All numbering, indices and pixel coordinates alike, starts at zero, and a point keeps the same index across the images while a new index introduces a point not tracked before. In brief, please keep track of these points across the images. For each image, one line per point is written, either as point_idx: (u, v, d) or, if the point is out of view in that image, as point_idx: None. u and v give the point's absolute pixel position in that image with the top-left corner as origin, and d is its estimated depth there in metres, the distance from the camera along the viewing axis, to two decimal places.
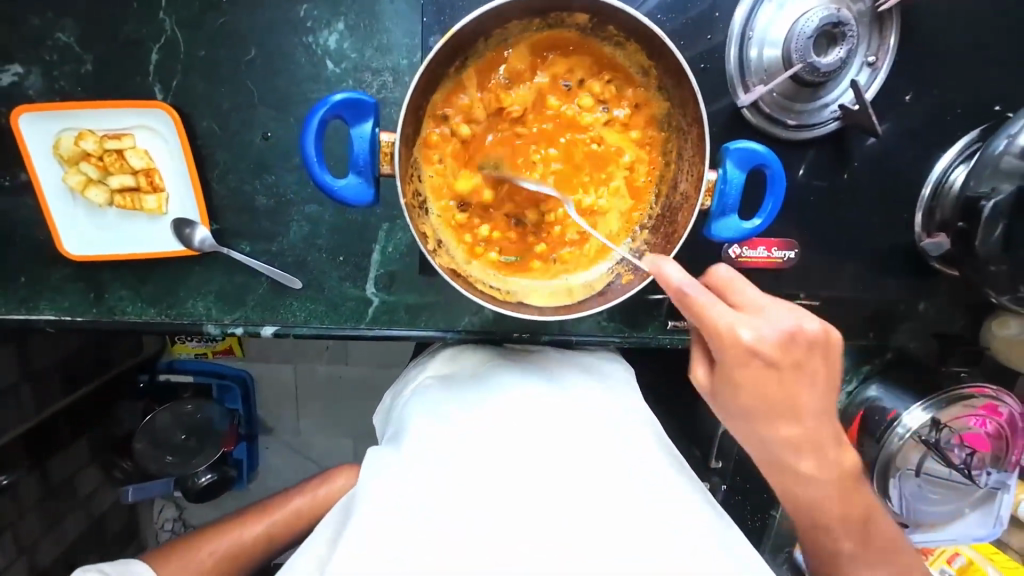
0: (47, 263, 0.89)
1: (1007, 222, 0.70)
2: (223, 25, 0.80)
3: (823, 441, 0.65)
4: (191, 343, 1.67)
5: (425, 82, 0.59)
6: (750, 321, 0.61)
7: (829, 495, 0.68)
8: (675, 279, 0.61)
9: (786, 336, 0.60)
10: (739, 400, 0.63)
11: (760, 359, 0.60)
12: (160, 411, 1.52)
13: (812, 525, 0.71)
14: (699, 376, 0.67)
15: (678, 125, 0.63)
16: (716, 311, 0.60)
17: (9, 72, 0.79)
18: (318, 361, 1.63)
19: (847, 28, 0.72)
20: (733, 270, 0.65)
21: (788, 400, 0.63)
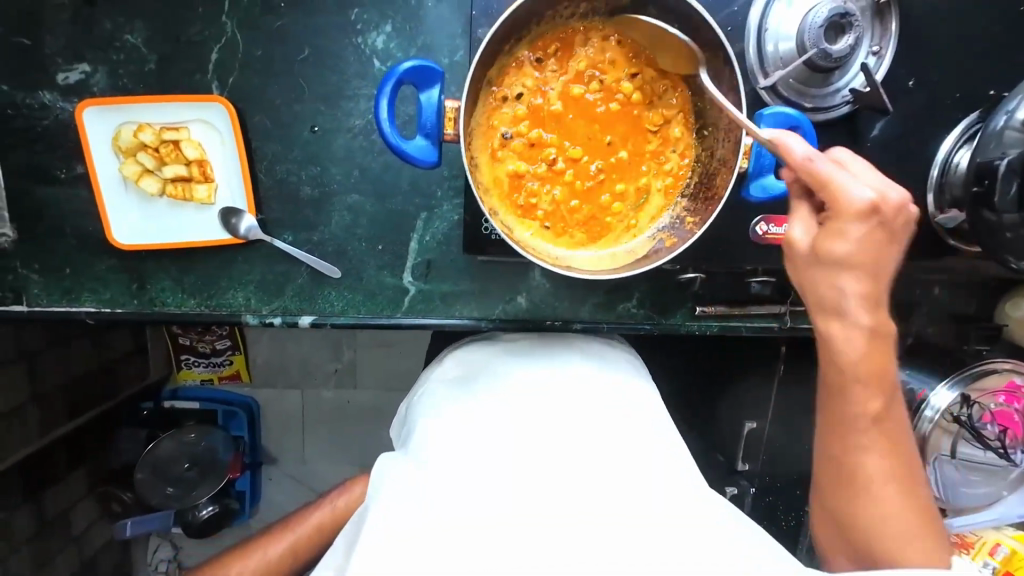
0: (94, 255, 0.91)
1: (1021, 179, 0.73)
2: (280, 27, 0.87)
3: (882, 300, 0.66)
4: (196, 368, 1.66)
5: (486, 58, 0.64)
6: (867, 183, 0.61)
7: (872, 360, 0.67)
8: (800, 150, 0.62)
9: (901, 204, 0.61)
10: (837, 254, 0.62)
11: (876, 221, 0.61)
12: (164, 440, 1.56)
13: (856, 403, 0.68)
14: (797, 236, 0.66)
15: (713, 97, 0.69)
16: (840, 176, 0.61)
17: (77, 71, 0.85)
18: (325, 386, 1.69)
19: (853, 19, 0.80)
20: (852, 153, 0.65)
21: (877, 260, 0.63)
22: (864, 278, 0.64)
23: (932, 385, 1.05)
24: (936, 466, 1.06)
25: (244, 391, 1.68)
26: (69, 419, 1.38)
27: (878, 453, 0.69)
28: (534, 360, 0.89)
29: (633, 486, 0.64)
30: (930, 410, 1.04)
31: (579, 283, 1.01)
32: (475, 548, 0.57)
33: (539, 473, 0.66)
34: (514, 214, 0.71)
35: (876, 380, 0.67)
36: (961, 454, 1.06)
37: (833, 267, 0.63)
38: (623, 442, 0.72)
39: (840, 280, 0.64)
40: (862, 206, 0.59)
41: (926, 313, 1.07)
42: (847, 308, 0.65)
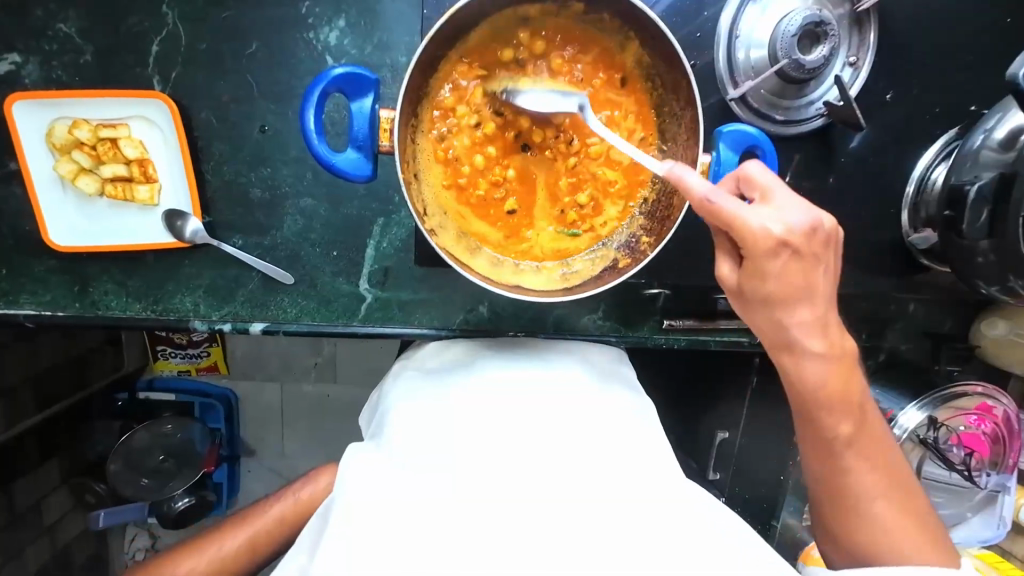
0: (32, 256, 0.87)
1: (992, 207, 0.70)
2: (225, 19, 0.82)
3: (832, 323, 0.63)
4: (173, 359, 1.61)
5: (425, 62, 0.60)
6: (773, 213, 0.57)
7: (831, 379, 0.65)
8: (699, 189, 0.56)
9: (810, 226, 0.56)
10: (767, 294, 0.60)
11: (788, 253, 0.57)
12: (138, 429, 1.54)
13: (822, 423, 0.67)
14: (727, 273, 0.64)
15: (673, 110, 0.65)
16: (742, 210, 0.56)
17: (7, 61, 0.80)
18: (305, 380, 1.66)
19: (829, 27, 0.75)
20: (756, 168, 0.60)
21: (805, 286, 0.59)
22: (794, 307, 0.61)
23: (901, 405, 1.04)
24: None
25: (222, 382, 1.66)
26: (36, 411, 1.37)
27: (868, 473, 0.67)
28: (509, 358, 0.87)
29: (623, 484, 0.64)
30: (899, 430, 1.02)
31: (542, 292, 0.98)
32: (453, 537, 0.56)
33: (523, 470, 0.65)
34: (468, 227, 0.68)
35: (845, 395, 0.66)
36: (926, 475, 1.05)
37: (763, 305, 0.62)
38: (610, 445, 0.71)
39: (771, 314, 0.62)
40: (772, 241, 0.56)
41: (901, 329, 1.09)
42: (792, 345, 0.64)
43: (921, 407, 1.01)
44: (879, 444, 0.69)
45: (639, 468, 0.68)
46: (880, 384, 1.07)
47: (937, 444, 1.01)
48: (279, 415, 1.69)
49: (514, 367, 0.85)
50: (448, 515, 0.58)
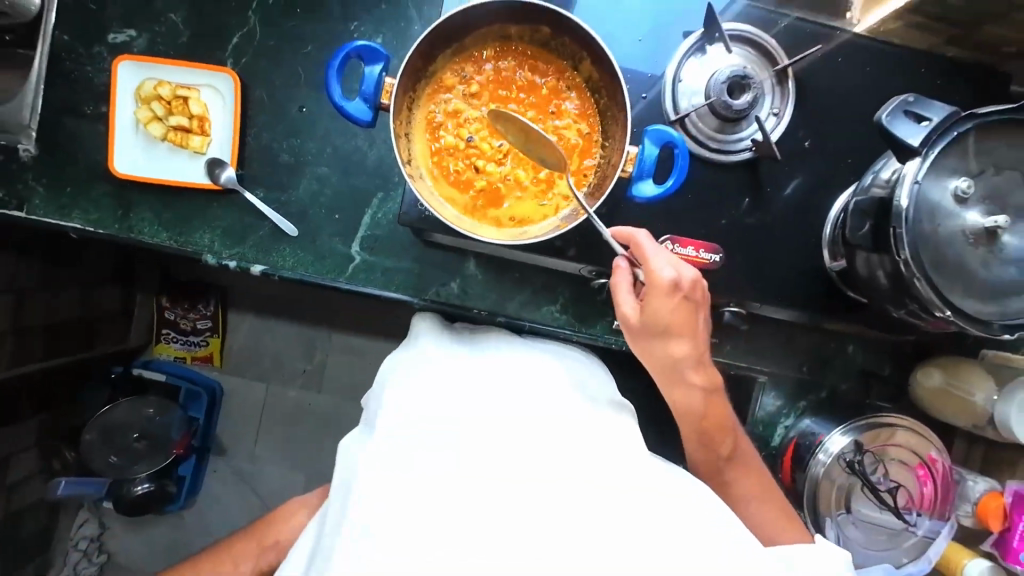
0: (94, 181, 1.06)
1: (871, 221, 0.83)
2: (293, 27, 1.07)
3: (695, 333, 0.89)
4: (173, 343, 1.82)
5: (425, 52, 0.79)
6: (671, 265, 0.87)
7: (707, 410, 0.94)
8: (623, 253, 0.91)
9: (692, 280, 0.88)
10: (659, 322, 0.87)
11: (679, 294, 0.87)
12: (121, 403, 1.69)
13: (709, 447, 0.95)
14: (627, 312, 0.89)
15: (612, 116, 0.83)
16: (655, 256, 0.87)
17: (125, 34, 1.05)
18: (290, 386, 1.86)
19: (751, 81, 0.95)
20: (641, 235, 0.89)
21: (684, 328, 0.88)
22: (675, 342, 0.89)
23: (829, 430, 1.07)
24: (835, 527, 1.06)
25: (212, 374, 1.85)
26: (38, 359, 1.44)
27: (745, 481, 0.96)
28: (493, 342, 0.99)
29: (601, 455, 0.75)
30: (825, 453, 1.05)
31: (510, 279, 1.13)
32: (454, 517, 0.64)
33: (517, 464, 0.71)
34: (442, 181, 0.86)
35: (715, 423, 0.95)
36: (857, 509, 1.07)
37: (649, 334, 0.89)
38: (588, 427, 0.80)
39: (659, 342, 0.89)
40: (693, 281, 0.88)
41: (839, 368, 1.18)
42: (668, 367, 0.92)
43: (846, 431, 1.04)
44: (745, 460, 0.98)
45: (619, 461, 0.74)
46: (817, 418, 1.15)
47: (864, 471, 1.04)
48: (258, 416, 1.86)
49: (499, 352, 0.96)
50: (460, 498, 0.66)
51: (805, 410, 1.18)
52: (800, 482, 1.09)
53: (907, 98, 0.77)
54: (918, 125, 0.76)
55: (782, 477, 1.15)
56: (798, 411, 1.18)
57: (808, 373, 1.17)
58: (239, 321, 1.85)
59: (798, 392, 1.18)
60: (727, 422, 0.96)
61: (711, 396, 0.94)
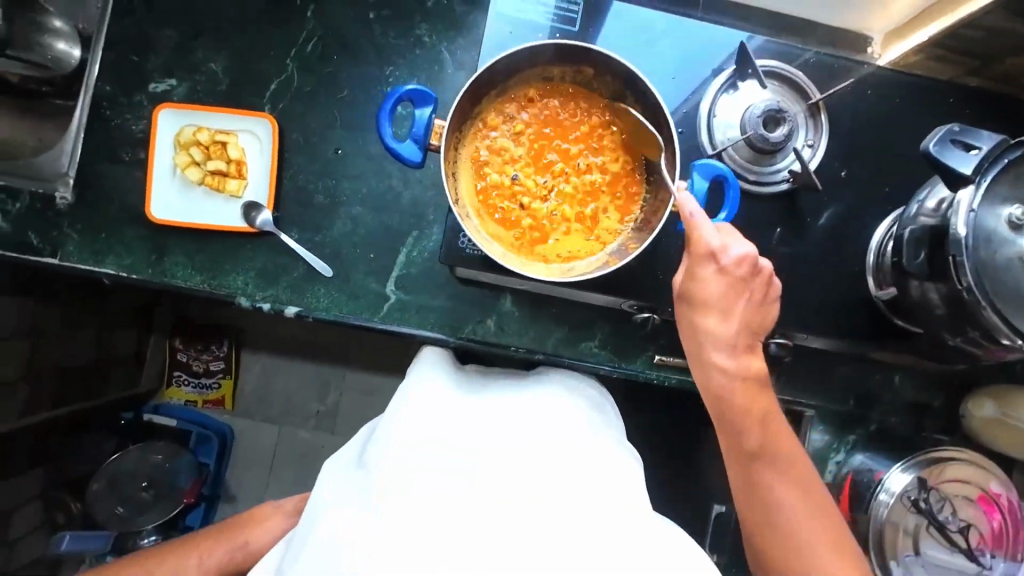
0: (128, 225, 1.06)
1: (927, 250, 0.82)
2: (329, 72, 1.09)
3: (733, 314, 0.84)
4: (185, 387, 1.78)
5: (471, 96, 0.81)
6: (722, 237, 0.81)
7: (744, 402, 0.85)
8: (689, 207, 0.79)
9: (742, 257, 0.81)
10: (694, 292, 0.84)
11: (718, 266, 0.81)
12: (131, 450, 1.66)
13: (738, 450, 0.86)
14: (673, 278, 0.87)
15: (658, 153, 0.84)
16: (705, 226, 0.81)
17: (165, 83, 1.07)
18: (301, 427, 1.81)
19: (786, 115, 0.96)
20: (726, 222, 0.82)
21: (725, 302, 0.83)
22: (711, 317, 0.84)
23: (888, 467, 1.03)
24: (903, 570, 1.01)
25: (222, 418, 1.80)
26: (48, 408, 1.41)
27: (783, 492, 0.85)
28: (501, 382, 1.02)
29: (575, 496, 0.76)
30: (886, 493, 1.00)
31: (547, 316, 1.11)
32: (443, 531, 0.68)
33: (490, 500, 0.74)
34: (488, 218, 0.85)
35: (756, 427, 0.85)
36: (925, 553, 1.01)
37: (690, 309, 0.85)
38: (569, 469, 0.82)
39: (697, 319, 0.85)
40: (744, 259, 0.81)
41: (885, 400, 1.15)
42: (704, 349, 0.86)
43: (907, 468, 1.00)
44: (797, 470, 0.86)
45: (600, 489, 0.79)
46: (869, 452, 1.11)
47: (930, 510, 0.99)
48: (268, 461, 1.80)
49: (503, 391, 0.99)
50: (428, 522, 0.69)
51: (855, 444, 1.14)
52: (861, 524, 1.03)
53: (953, 128, 0.78)
54: (968, 154, 0.76)
55: None
56: (848, 446, 1.14)
57: (855, 405, 1.13)
58: (252, 362, 1.82)
59: (845, 426, 1.15)
60: (761, 415, 0.86)
61: (748, 394, 0.85)
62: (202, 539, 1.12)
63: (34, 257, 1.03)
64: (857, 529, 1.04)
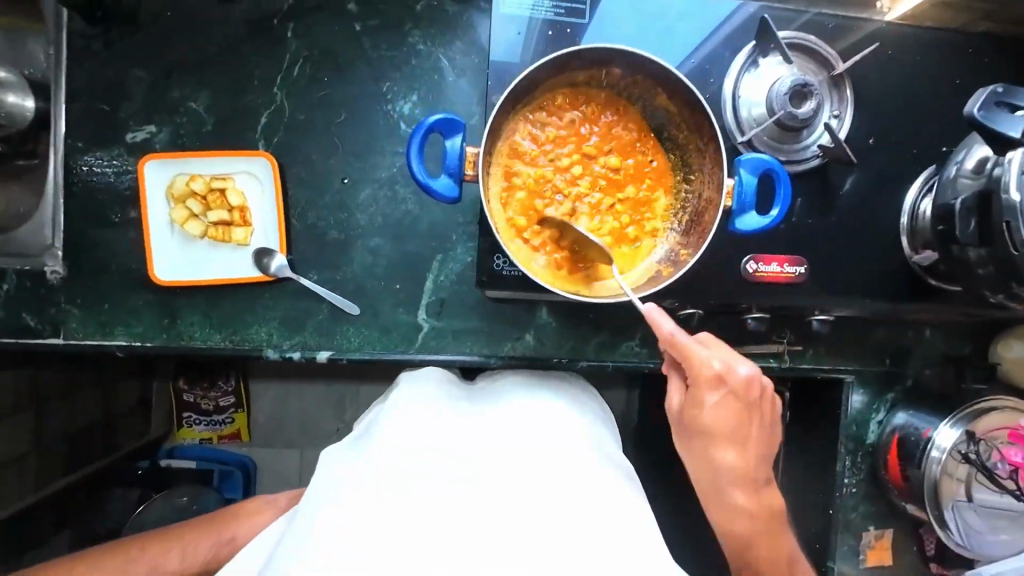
0: (131, 291, 0.98)
1: (977, 216, 0.81)
2: (322, 96, 1.00)
3: (745, 437, 0.89)
4: (196, 426, 1.68)
5: (497, 120, 0.76)
6: (720, 358, 0.85)
7: (750, 521, 0.94)
8: (668, 327, 0.83)
9: (749, 379, 0.84)
10: (703, 422, 0.87)
11: (725, 388, 0.85)
12: (154, 500, 1.53)
13: (751, 562, 0.96)
14: (672, 402, 0.89)
15: (697, 148, 0.80)
16: (699, 351, 0.84)
17: (145, 131, 0.98)
18: (323, 446, 1.71)
19: (812, 88, 0.93)
20: (712, 335, 0.88)
21: (738, 433, 0.88)
22: (726, 447, 0.88)
23: (935, 424, 1.06)
24: (955, 513, 1.04)
25: (242, 450, 1.70)
26: (62, 475, 1.36)
27: None
28: (507, 386, 0.99)
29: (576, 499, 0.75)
30: (938, 450, 1.03)
31: (585, 322, 1.08)
32: (439, 533, 0.68)
33: (496, 505, 0.72)
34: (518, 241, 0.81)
35: (765, 531, 0.94)
36: (978, 499, 1.04)
37: (701, 439, 0.89)
38: (573, 471, 0.80)
39: (712, 449, 0.89)
40: (746, 381, 0.84)
41: (920, 355, 1.17)
42: (721, 479, 0.91)
43: (954, 423, 1.03)
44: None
45: (599, 484, 0.79)
46: (912, 409, 1.12)
47: (981, 460, 1.02)
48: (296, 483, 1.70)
49: (510, 394, 0.97)
50: (431, 527, 0.68)
51: (894, 402, 1.16)
52: (914, 479, 1.07)
53: (996, 89, 0.77)
54: (1014, 115, 0.75)
55: (891, 476, 1.12)
56: (888, 404, 1.17)
57: (893, 364, 1.15)
58: (262, 389, 1.70)
59: (883, 385, 1.17)
60: (780, 533, 0.95)
61: (753, 504, 0.93)
62: (183, 530, 1.02)
63: (37, 340, 0.96)
64: (911, 485, 1.07)
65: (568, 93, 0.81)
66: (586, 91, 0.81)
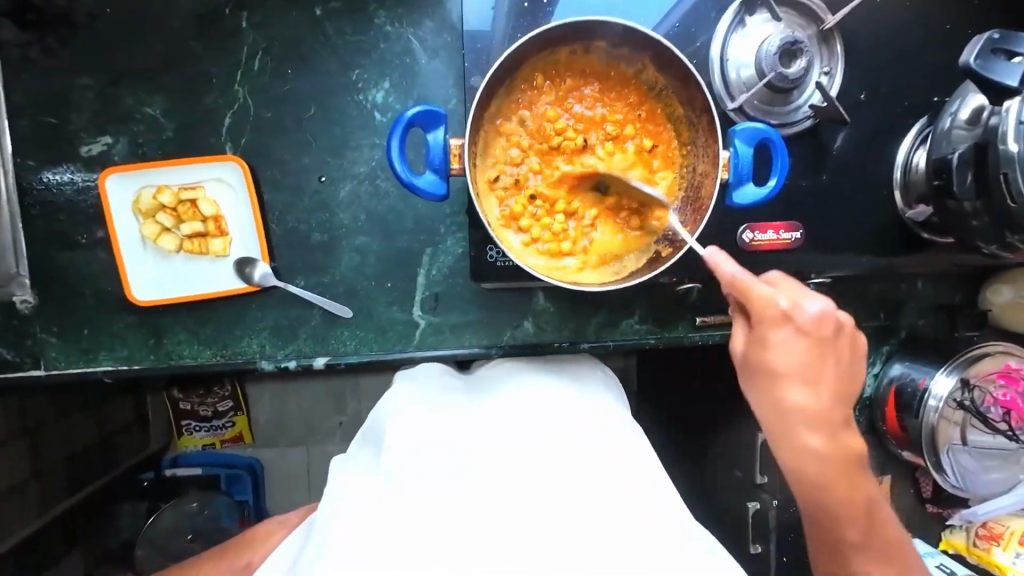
0: (110, 314, 0.94)
1: (973, 169, 0.80)
2: (288, 90, 0.94)
3: (845, 395, 0.77)
4: (197, 433, 1.63)
5: (483, 102, 0.72)
6: (790, 295, 0.74)
7: (833, 473, 0.79)
8: (729, 270, 0.74)
9: (821, 313, 0.74)
10: (773, 364, 0.75)
11: (794, 325, 0.73)
12: (165, 509, 1.52)
13: (835, 530, 0.81)
14: (737, 343, 0.78)
15: (690, 120, 0.77)
16: (763, 289, 0.73)
17: (100, 142, 0.91)
18: (330, 441, 1.70)
19: (802, 45, 0.89)
20: (782, 274, 0.78)
21: (816, 369, 0.75)
22: (796, 387, 0.76)
23: (930, 373, 1.08)
24: (951, 457, 1.07)
25: (247, 452, 1.67)
26: (66, 496, 1.34)
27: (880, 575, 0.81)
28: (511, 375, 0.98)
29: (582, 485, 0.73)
30: (935, 398, 1.06)
31: (583, 304, 1.06)
32: (440, 530, 0.66)
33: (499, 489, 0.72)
34: (509, 230, 0.77)
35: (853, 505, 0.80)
36: (973, 442, 1.08)
37: (763, 385, 0.77)
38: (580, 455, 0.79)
39: (777, 391, 0.76)
40: (825, 318, 0.73)
41: (914, 307, 1.18)
42: (799, 432, 0.78)
43: (949, 372, 1.05)
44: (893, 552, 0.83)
45: (608, 470, 0.77)
46: (907, 359, 1.14)
47: (975, 405, 1.05)
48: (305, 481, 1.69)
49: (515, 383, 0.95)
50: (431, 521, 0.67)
51: (890, 354, 1.18)
52: (912, 428, 1.09)
53: (993, 36, 0.74)
54: (1011, 63, 0.73)
55: (889, 427, 1.15)
56: (883, 357, 1.18)
57: (887, 318, 1.16)
58: (261, 392, 1.67)
59: (878, 339, 1.18)
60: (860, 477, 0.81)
61: (852, 457, 0.79)
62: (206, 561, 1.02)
63: (17, 374, 0.92)
64: (908, 434, 1.10)
65: (554, 69, 0.76)
66: (572, 66, 0.76)
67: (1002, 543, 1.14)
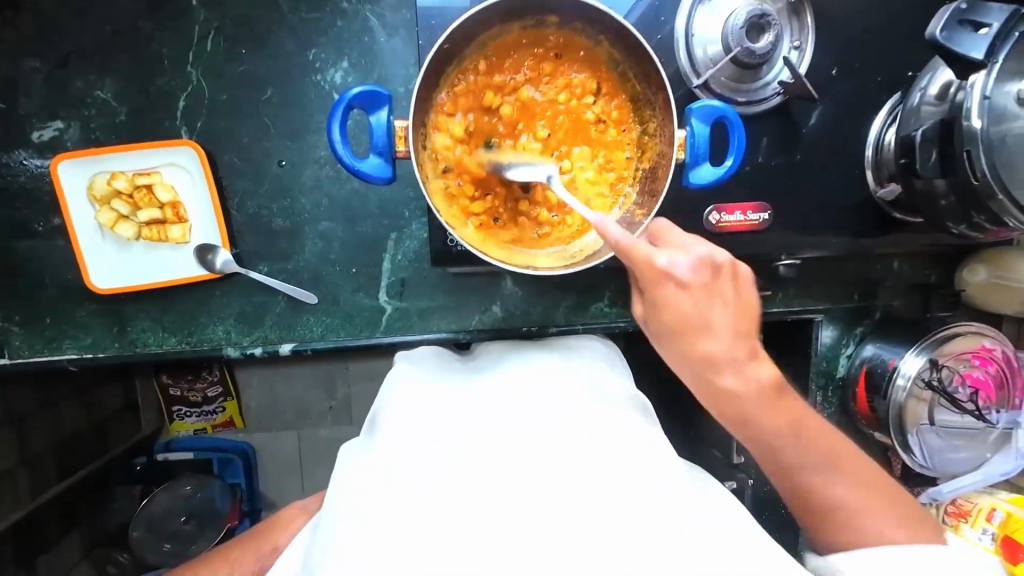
0: (73, 303, 0.93)
1: (939, 146, 0.78)
2: (242, 71, 0.92)
3: (746, 333, 0.73)
4: (189, 419, 1.67)
5: (429, 81, 0.69)
6: (670, 253, 0.70)
7: (769, 417, 0.73)
8: (615, 234, 0.67)
9: (695, 263, 0.70)
10: (675, 320, 0.71)
11: (672, 280, 0.70)
12: (160, 492, 1.54)
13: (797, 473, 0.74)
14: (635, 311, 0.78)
15: (646, 98, 0.74)
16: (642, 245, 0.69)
17: (51, 128, 0.89)
18: (321, 424, 1.71)
19: (770, 18, 0.87)
20: (666, 223, 0.75)
21: (704, 318, 0.71)
22: (700, 338, 0.72)
23: (901, 354, 1.08)
24: (919, 437, 1.07)
25: (239, 437, 1.70)
26: (57, 481, 1.33)
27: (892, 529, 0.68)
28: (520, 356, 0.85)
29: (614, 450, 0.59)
30: (903, 377, 1.06)
31: (551, 288, 1.06)
32: (453, 504, 0.52)
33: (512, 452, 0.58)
34: (461, 215, 0.76)
35: (798, 438, 0.73)
36: (940, 422, 1.08)
37: (667, 339, 0.74)
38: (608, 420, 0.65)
39: (682, 347, 0.73)
40: (702, 264, 0.70)
41: (889, 287, 1.17)
42: (705, 375, 0.74)
43: (919, 352, 1.05)
44: (851, 466, 0.73)
45: (634, 435, 0.63)
46: (880, 341, 1.13)
47: (942, 385, 1.05)
48: (295, 463, 1.71)
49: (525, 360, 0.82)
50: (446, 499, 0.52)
51: (864, 335, 1.17)
52: (880, 409, 1.10)
53: (960, 5, 0.71)
54: (977, 34, 0.70)
55: (858, 406, 1.15)
56: (857, 338, 1.18)
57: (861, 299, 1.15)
58: (249, 377, 1.67)
59: (851, 320, 1.18)
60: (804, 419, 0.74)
61: (773, 403, 0.73)
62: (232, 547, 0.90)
63: None
64: (876, 414, 1.11)
65: (507, 48, 0.74)
66: (525, 45, 0.74)
67: (969, 520, 1.14)
